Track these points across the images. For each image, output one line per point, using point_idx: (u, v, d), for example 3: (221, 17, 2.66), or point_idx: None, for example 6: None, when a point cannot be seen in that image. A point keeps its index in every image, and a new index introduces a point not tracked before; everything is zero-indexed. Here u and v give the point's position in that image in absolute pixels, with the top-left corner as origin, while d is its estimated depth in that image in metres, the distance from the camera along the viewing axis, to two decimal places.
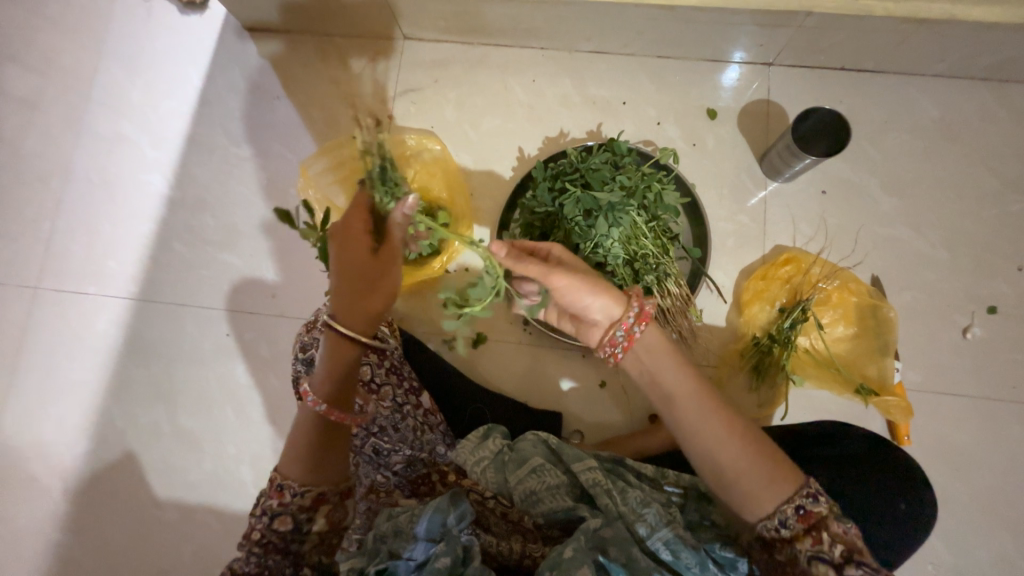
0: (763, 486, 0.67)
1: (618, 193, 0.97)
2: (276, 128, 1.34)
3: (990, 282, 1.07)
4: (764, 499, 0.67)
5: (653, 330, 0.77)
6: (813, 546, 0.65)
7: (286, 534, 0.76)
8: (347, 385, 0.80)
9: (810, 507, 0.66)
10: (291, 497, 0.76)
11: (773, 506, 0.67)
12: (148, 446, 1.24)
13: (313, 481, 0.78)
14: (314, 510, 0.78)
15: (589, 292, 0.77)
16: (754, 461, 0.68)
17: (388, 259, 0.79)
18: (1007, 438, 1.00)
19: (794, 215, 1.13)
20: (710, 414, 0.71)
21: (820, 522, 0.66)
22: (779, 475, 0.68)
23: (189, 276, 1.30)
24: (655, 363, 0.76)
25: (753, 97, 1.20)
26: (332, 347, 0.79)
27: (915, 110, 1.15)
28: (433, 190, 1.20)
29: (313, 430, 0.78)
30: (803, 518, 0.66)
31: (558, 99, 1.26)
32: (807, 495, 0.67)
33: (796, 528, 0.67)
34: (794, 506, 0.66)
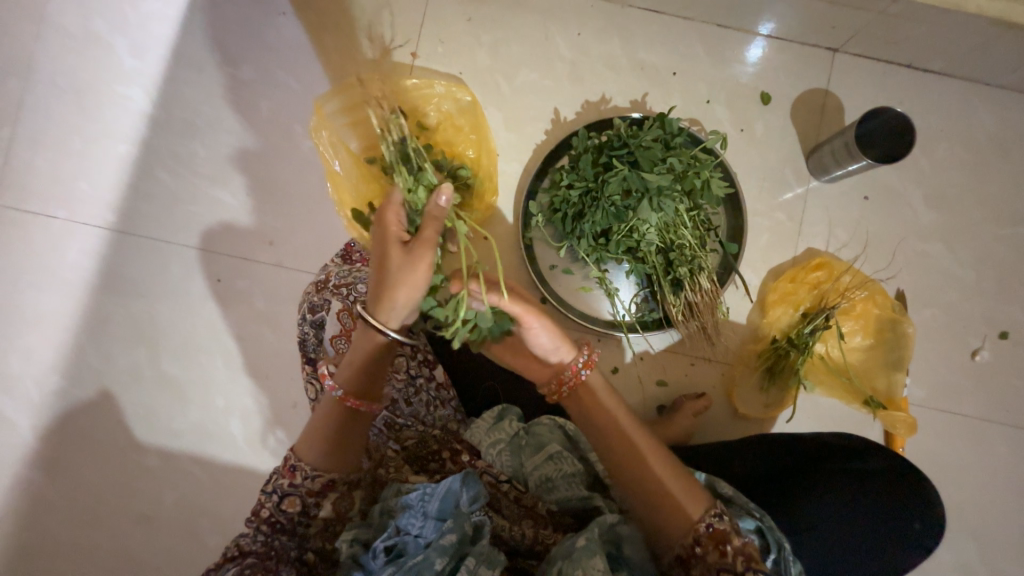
0: (680, 503, 0.71)
1: (667, 178, 0.90)
2: (281, 51, 1.18)
3: (1009, 308, 1.07)
4: (679, 514, 0.70)
5: (597, 375, 0.82)
6: (718, 560, 0.67)
7: (293, 517, 0.77)
8: (370, 377, 0.79)
9: (719, 525, 0.69)
10: (302, 480, 0.76)
11: (686, 524, 0.69)
12: (127, 388, 1.16)
13: (324, 467, 0.76)
14: (322, 496, 0.77)
15: (551, 336, 0.82)
16: (671, 480, 0.72)
17: (423, 242, 0.73)
18: (991, 456, 1.05)
19: (832, 219, 1.10)
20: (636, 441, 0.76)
21: (724, 539, 0.68)
22: (693, 495, 0.71)
23: (175, 210, 1.17)
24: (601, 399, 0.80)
25: (812, 85, 1.12)
26: (359, 339, 0.77)
27: (973, 122, 1.10)
28: (458, 146, 1.11)
29: (330, 417, 0.77)
30: (712, 535, 0.68)
31: (604, 59, 1.15)
32: (715, 513, 0.69)
33: (707, 544, 0.68)
34: (704, 524, 0.68)
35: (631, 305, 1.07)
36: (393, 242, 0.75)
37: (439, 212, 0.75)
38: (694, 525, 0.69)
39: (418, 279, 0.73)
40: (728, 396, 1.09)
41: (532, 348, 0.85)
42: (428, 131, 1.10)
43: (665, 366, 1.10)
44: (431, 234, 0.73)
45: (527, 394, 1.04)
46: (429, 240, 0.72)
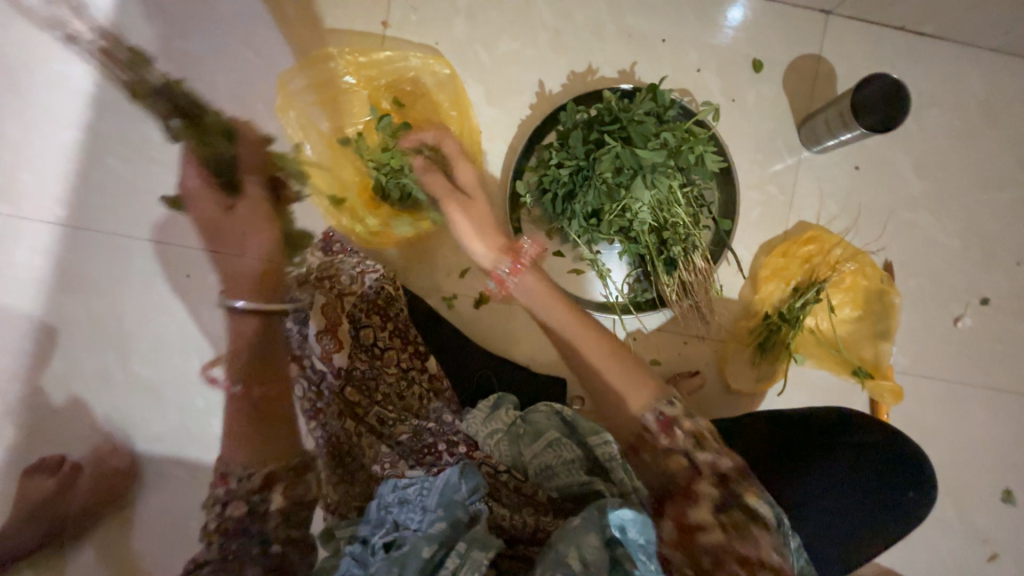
0: (633, 389, 0.70)
1: (661, 154, 0.86)
2: (238, 21, 1.07)
3: (991, 275, 1.09)
4: (628, 400, 0.69)
5: (527, 277, 0.78)
6: (668, 444, 0.67)
7: (241, 518, 0.80)
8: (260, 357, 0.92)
9: (668, 410, 0.68)
10: (236, 482, 0.82)
11: (637, 409, 0.69)
12: (97, 394, 1.09)
13: (251, 461, 0.83)
14: (266, 489, 0.80)
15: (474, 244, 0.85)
16: (621, 371, 0.71)
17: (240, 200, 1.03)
18: (968, 418, 1.09)
19: (823, 191, 1.08)
20: (590, 341, 0.73)
21: (674, 421, 0.68)
22: (642, 379, 0.70)
23: (132, 201, 1.09)
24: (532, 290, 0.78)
25: (804, 50, 1.08)
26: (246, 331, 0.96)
27: (963, 86, 1.09)
28: (438, 123, 1.05)
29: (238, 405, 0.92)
30: (662, 421, 0.68)
31: (589, 25, 1.08)
32: (666, 401, 0.68)
33: (656, 429, 0.68)
34: (653, 413, 0.68)
35: (622, 286, 1.05)
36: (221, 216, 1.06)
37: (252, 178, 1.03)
38: (645, 414, 0.69)
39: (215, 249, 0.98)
40: (720, 371, 1.09)
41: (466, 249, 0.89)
42: (405, 109, 1.04)
43: (658, 347, 1.09)
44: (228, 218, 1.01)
45: (520, 380, 1.02)
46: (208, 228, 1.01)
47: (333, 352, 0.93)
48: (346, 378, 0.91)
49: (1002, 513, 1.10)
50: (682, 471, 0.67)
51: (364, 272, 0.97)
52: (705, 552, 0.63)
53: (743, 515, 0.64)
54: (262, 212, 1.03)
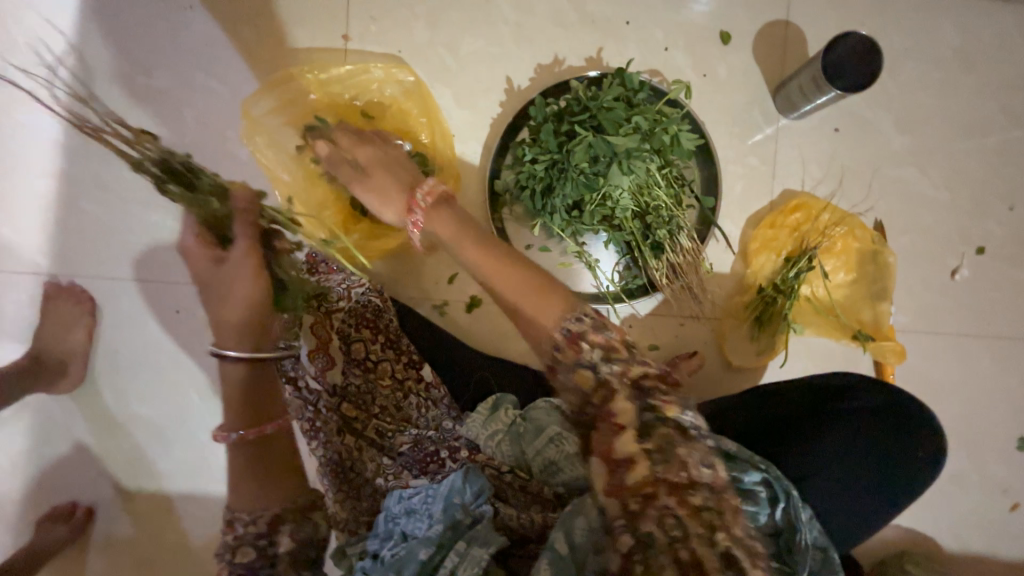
0: (539, 313, 0.67)
1: (634, 138, 0.85)
2: (198, 50, 1.06)
3: (984, 223, 1.07)
4: (538, 322, 0.67)
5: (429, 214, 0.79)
6: (576, 359, 0.63)
7: (250, 567, 0.68)
8: (256, 406, 0.76)
9: (575, 324, 0.65)
10: (244, 527, 0.70)
11: (551, 324, 0.66)
12: (102, 438, 1.09)
13: (263, 505, 0.71)
14: (274, 533, 0.70)
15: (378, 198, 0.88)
16: (525, 296, 0.68)
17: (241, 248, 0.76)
18: (975, 370, 1.08)
19: (805, 157, 1.07)
20: (495, 269, 0.71)
21: (581, 335, 0.64)
22: (548, 297, 0.68)
23: (113, 244, 1.09)
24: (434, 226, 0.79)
25: (771, 17, 1.06)
26: (225, 373, 0.77)
27: (936, 35, 1.07)
28: (410, 132, 1.04)
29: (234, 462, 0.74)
30: (570, 337, 0.64)
31: (551, 16, 1.06)
32: (572, 317, 0.65)
33: (567, 347, 0.64)
34: (561, 329, 0.65)
35: (612, 275, 1.04)
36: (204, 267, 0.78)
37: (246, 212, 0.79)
38: (555, 329, 0.66)
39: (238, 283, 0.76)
40: (720, 350, 1.08)
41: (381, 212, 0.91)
42: (375, 122, 1.03)
43: (654, 332, 1.08)
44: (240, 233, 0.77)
45: (519, 380, 1.01)
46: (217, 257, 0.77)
47: (327, 370, 0.91)
48: (341, 396, 0.90)
49: (1017, 462, 1.09)
50: (593, 388, 0.63)
51: (349, 288, 0.94)
52: (632, 493, 0.59)
53: (669, 432, 0.62)
54: (251, 268, 0.77)
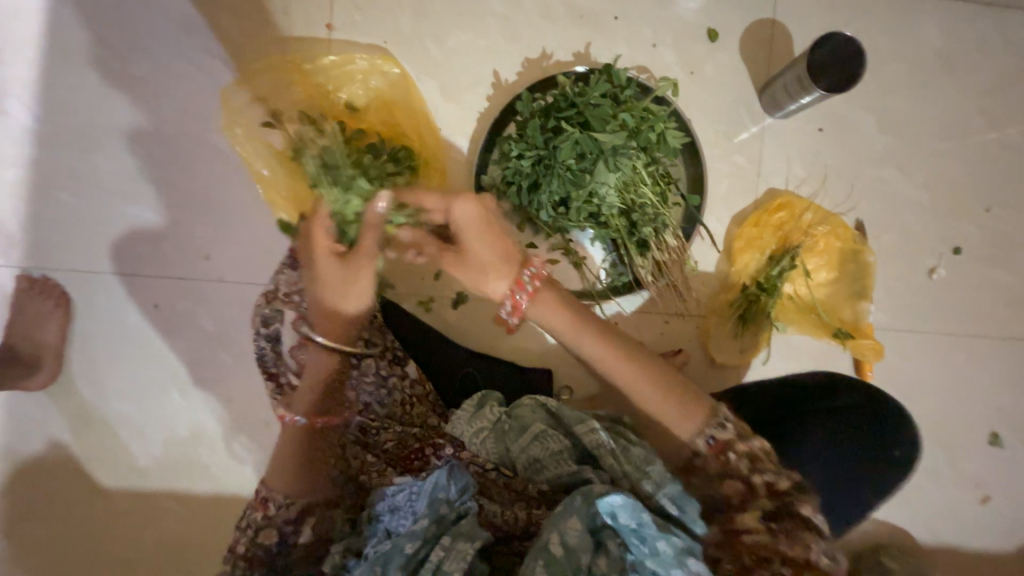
0: (682, 420, 0.80)
1: (620, 135, 0.85)
2: (178, 37, 1.03)
3: (963, 223, 1.09)
4: (680, 430, 0.80)
5: (560, 314, 0.86)
6: (719, 466, 0.76)
7: (271, 549, 0.81)
8: (331, 396, 0.86)
9: (718, 433, 0.77)
10: (276, 510, 0.82)
11: (687, 435, 0.79)
12: (80, 435, 1.07)
13: (297, 495, 0.82)
14: (299, 522, 0.81)
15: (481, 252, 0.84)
16: (666, 404, 0.81)
17: (366, 255, 0.81)
18: (950, 367, 1.10)
19: (790, 156, 1.08)
20: (631, 373, 0.83)
21: (725, 444, 0.76)
22: (691, 407, 0.80)
23: (89, 237, 1.05)
24: (545, 317, 0.86)
25: (759, 15, 1.06)
26: (316, 360, 0.85)
27: (918, 37, 1.08)
28: (394, 124, 1.02)
29: (295, 442, 0.83)
30: (713, 444, 0.77)
31: (540, 9, 1.05)
32: (716, 424, 0.78)
33: (709, 452, 0.78)
34: (703, 437, 0.78)
35: (601, 270, 1.05)
36: (329, 260, 0.83)
37: (379, 220, 0.82)
38: (693, 439, 0.79)
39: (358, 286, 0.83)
40: (705, 346, 1.09)
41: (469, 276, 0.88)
42: (358, 114, 1.01)
43: (640, 329, 1.08)
44: (371, 245, 0.81)
45: (504, 376, 1.01)
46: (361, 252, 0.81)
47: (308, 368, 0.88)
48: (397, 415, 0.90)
49: (989, 457, 1.11)
50: (736, 492, 0.73)
51: None
52: (746, 551, 0.70)
53: (793, 525, 0.70)
54: (370, 279, 0.84)
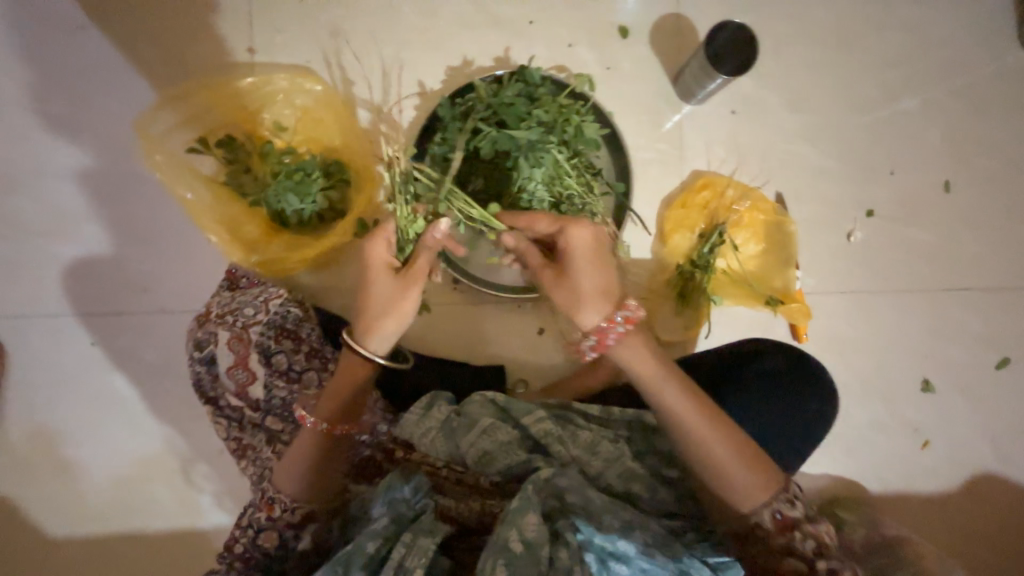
0: (760, 490, 0.73)
1: (537, 130, 0.89)
2: (94, 71, 1.03)
3: (871, 188, 1.17)
4: (754, 498, 0.73)
5: (635, 348, 0.74)
6: (784, 542, 0.73)
7: (271, 549, 0.81)
8: (356, 408, 0.80)
9: (787, 510, 0.73)
10: (280, 513, 0.80)
11: (755, 508, 0.73)
12: (22, 485, 1.03)
13: (303, 500, 0.80)
14: (300, 528, 0.81)
15: (582, 277, 0.74)
16: (748, 472, 0.73)
17: (420, 277, 0.77)
18: (882, 323, 1.15)
19: (708, 139, 1.14)
20: (717, 435, 0.73)
21: (793, 523, 0.73)
22: (767, 479, 0.74)
23: (17, 279, 1.03)
24: (631, 363, 0.74)
25: (664, 10, 1.13)
26: (342, 367, 0.78)
27: (811, 21, 1.16)
28: (323, 139, 1.03)
29: (312, 448, 0.78)
30: (779, 521, 0.73)
31: (456, 19, 1.09)
32: (786, 501, 0.74)
33: (773, 529, 0.73)
34: (772, 512, 0.73)
35: None
36: (382, 275, 0.78)
37: (435, 245, 0.79)
38: (762, 511, 0.73)
39: (405, 303, 0.76)
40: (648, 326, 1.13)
41: (557, 302, 0.76)
42: (286, 132, 1.03)
43: None
44: (424, 263, 0.78)
45: (453, 375, 1.03)
46: (422, 267, 0.76)
47: (251, 384, 0.89)
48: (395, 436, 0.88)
49: (929, 404, 1.17)
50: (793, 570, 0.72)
51: (266, 301, 0.91)
52: None
53: None
54: (416, 300, 0.76)
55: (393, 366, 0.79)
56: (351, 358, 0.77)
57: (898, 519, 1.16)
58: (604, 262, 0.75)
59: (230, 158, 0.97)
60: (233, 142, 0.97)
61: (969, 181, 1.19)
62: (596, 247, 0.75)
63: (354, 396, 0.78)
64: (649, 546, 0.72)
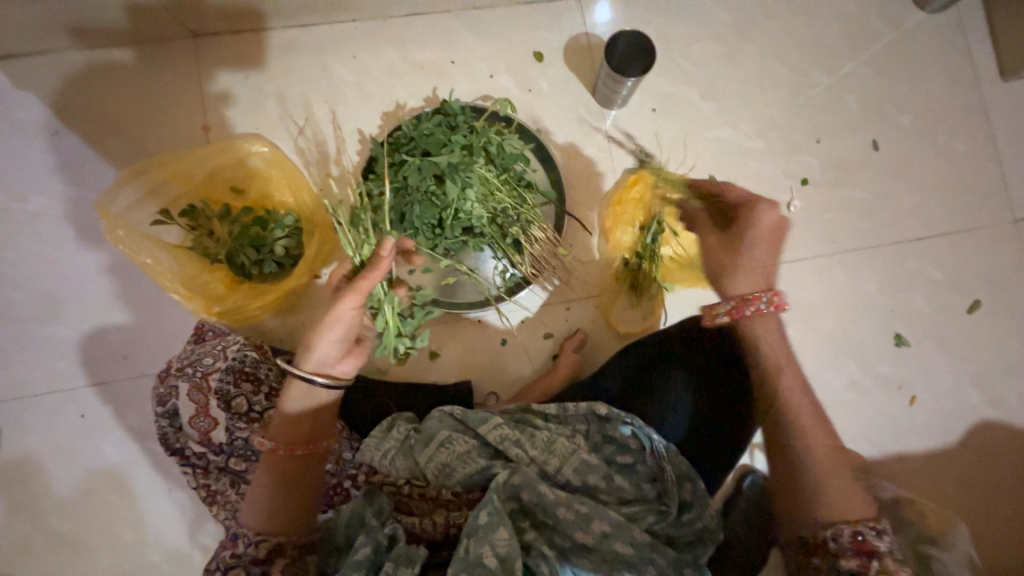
0: (844, 506, 0.79)
1: (458, 154, 0.96)
2: (69, 167, 1.15)
3: (800, 158, 1.22)
4: (843, 511, 0.79)
5: (762, 325, 0.99)
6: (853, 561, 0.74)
7: None
8: (309, 429, 0.84)
9: (871, 539, 0.75)
10: (245, 546, 0.78)
11: (840, 518, 0.78)
12: (22, 565, 1.06)
13: (269, 531, 0.78)
14: (269, 562, 0.76)
15: (742, 253, 1.10)
16: (842, 491, 0.81)
17: (359, 292, 0.79)
18: (835, 285, 1.18)
19: (634, 137, 1.20)
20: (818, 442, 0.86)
21: (873, 553, 0.74)
22: (858, 507, 0.79)
23: (9, 364, 1.10)
24: (758, 332, 0.98)
25: (572, 33, 1.23)
26: (287, 389, 0.83)
27: (712, 18, 1.25)
28: (276, 197, 1.11)
29: (270, 472, 0.80)
30: (858, 543, 0.75)
31: (385, 71, 1.20)
32: (874, 532, 0.76)
33: (846, 547, 0.75)
34: (853, 531, 0.76)
35: (494, 279, 1.12)
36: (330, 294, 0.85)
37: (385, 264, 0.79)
38: (847, 525, 0.77)
39: (337, 313, 0.79)
40: (607, 322, 1.16)
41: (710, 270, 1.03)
42: (242, 194, 1.12)
43: (544, 320, 1.16)
44: (368, 282, 0.79)
45: (417, 396, 1.06)
46: (361, 279, 0.79)
47: (213, 430, 0.92)
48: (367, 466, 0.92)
49: (901, 358, 1.17)
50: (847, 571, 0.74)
51: (223, 349, 0.97)
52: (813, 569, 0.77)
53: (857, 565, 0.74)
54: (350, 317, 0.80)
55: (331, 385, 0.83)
56: (296, 381, 0.82)
57: (896, 482, 1.12)
58: (753, 253, 1.11)
59: (195, 225, 1.06)
60: (194, 209, 1.05)
61: (893, 139, 1.24)
62: (760, 233, 1.14)
63: (303, 414, 0.84)
64: (608, 536, 0.72)
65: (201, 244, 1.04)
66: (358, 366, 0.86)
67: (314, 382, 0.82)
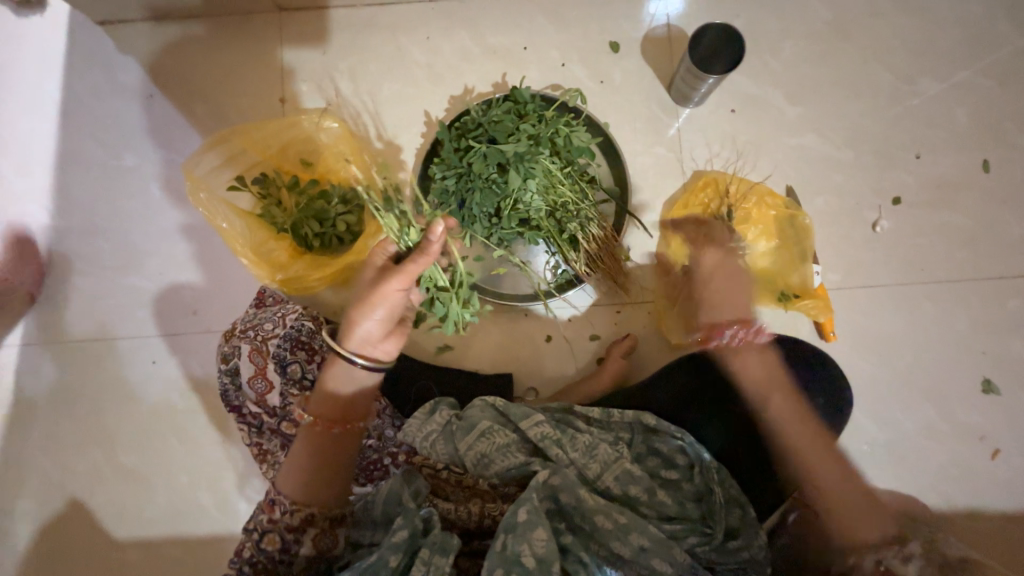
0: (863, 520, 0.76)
1: (524, 143, 0.94)
2: (160, 129, 1.23)
3: (894, 175, 1.11)
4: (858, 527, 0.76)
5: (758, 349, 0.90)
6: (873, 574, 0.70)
7: (276, 551, 0.78)
8: (351, 405, 0.84)
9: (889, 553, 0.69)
10: (281, 513, 0.78)
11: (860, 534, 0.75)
12: (93, 490, 1.17)
13: (303, 502, 0.78)
14: (301, 532, 0.77)
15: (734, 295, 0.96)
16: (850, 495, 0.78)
17: (408, 275, 0.78)
18: (918, 317, 1.08)
19: (708, 138, 1.14)
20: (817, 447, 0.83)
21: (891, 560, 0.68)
22: (872, 513, 0.77)
23: (96, 308, 1.21)
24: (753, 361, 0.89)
25: (653, 24, 1.17)
26: (329, 363, 0.83)
27: (809, 14, 1.15)
28: (342, 172, 1.14)
29: (309, 445, 0.80)
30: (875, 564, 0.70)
31: (457, 53, 1.19)
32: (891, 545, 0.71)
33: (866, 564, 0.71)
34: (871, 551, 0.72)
35: (545, 273, 1.10)
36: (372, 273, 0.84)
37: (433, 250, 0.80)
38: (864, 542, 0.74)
39: (382, 293, 0.78)
40: (658, 331, 1.12)
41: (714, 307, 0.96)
42: (311, 167, 1.15)
43: (593, 321, 1.13)
44: (417, 266, 0.79)
45: (460, 383, 1.07)
46: (410, 262, 0.79)
47: (268, 393, 0.98)
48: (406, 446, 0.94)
49: (987, 406, 1.05)
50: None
51: (283, 316, 1.01)
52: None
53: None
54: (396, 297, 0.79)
55: (371, 364, 0.81)
56: (339, 360, 0.81)
57: (965, 539, 1.02)
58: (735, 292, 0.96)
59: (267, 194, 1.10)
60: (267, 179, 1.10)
61: (1008, 161, 1.10)
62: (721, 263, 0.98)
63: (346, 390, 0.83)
64: (646, 551, 0.70)
65: (270, 213, 1.07)
66: (400, 345, 0.85)
67: (354, 361, 0.80)
